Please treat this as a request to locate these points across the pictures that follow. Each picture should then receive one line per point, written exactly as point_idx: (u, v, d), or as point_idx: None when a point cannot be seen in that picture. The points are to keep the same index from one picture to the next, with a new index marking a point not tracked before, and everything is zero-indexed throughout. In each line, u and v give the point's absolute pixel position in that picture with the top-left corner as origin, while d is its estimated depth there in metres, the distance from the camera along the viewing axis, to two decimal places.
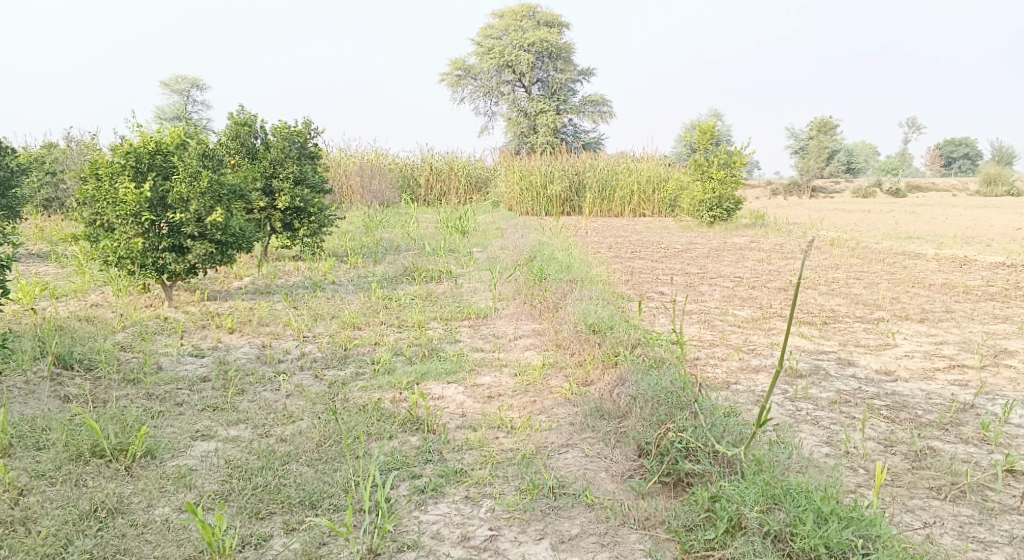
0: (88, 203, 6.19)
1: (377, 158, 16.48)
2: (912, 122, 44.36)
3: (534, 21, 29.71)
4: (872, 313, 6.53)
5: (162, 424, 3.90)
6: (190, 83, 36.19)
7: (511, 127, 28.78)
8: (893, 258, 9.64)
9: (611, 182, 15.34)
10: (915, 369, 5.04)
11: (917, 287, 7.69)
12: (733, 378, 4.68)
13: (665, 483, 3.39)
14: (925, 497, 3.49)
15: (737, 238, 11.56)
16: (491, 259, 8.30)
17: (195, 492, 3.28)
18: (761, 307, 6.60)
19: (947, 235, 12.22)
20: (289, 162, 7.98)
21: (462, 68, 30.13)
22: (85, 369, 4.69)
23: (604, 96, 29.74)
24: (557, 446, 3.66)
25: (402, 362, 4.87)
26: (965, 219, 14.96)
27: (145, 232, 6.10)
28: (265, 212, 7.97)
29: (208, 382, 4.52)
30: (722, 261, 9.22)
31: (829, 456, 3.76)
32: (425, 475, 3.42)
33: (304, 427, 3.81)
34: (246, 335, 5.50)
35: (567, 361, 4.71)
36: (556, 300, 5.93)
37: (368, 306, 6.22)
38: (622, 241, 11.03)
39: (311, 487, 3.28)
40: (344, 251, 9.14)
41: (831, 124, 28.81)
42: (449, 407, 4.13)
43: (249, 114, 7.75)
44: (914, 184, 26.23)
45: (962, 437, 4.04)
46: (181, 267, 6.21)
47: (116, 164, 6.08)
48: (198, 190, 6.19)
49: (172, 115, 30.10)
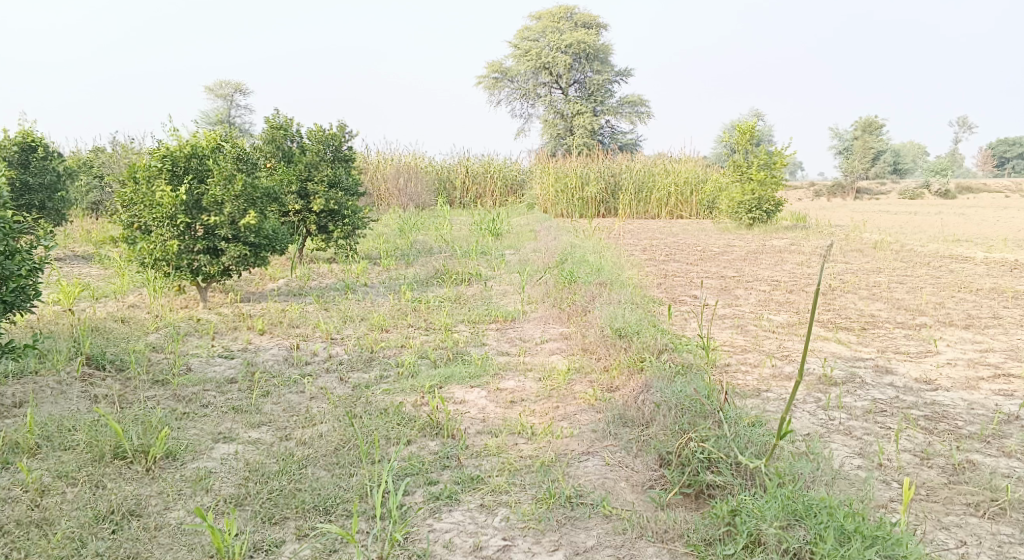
0: (126, 206, 6.28)
1: (414, 161, 16.55)
2: (963, 122, 42.99)
3: (572, 22, 29.58)
4: (914, 319, 6.34)
5: (186, 425, 3.93)
6: (233, 88, 36.80)
7: (549, 129, 28.68)
8: (939, 261, 9.37)
9: (648, 184, 15.19)
10: (957, 378, 4.85)
11: (962, 292, 7.44)
12: (764, 385, 4.57)
13: (687, 494, 3.31)
14: (962, 514, 3.36)
15: (776, 241, 11.36)
16: (523, 262, 8.26)
17: (211, 496, 3.29)
18: (797, 312, 6.45)
19: (996, 238, 11.85)
20: (324, 165, 8.02)
21: (499, 71, 30.14)
22: (116, 369, 4.75)
23: (643, 97, 29.49)
24: (578, 454, 3.60)
25: (427, 366, 4.84)
26: (1016, 221, 14.46)
27: (180, 234, 6.18)
28: (300, 215, 8.02)
29: (235, 384, 4.55)
30: (759, 264, 9.05)
31: (861, 468, 3.64)
32: (442, 482, 3.38)
33: (324, 431, 3.80)
34: (275, 337, 5.53)
35: (594, 366, 4.63)
36: (585, 303, 5.85)
37: (397, 308, 6.22)
38: (656, 243, 10.91)
39: (326, 492, 3.27)
40: (378, 253, 9.18)
41: (877, 124, 28.12)
42: (471, 412, 4.09)
43: (284, 118, 7.83)
44: (964, 185, 25.51)
45: (1004, 450, 3.88)
46: (215, 269, 6.27)
47: (154, 168, 6.16)
48: (232, 193, 6.24)
49: (213, 120, 30.65)
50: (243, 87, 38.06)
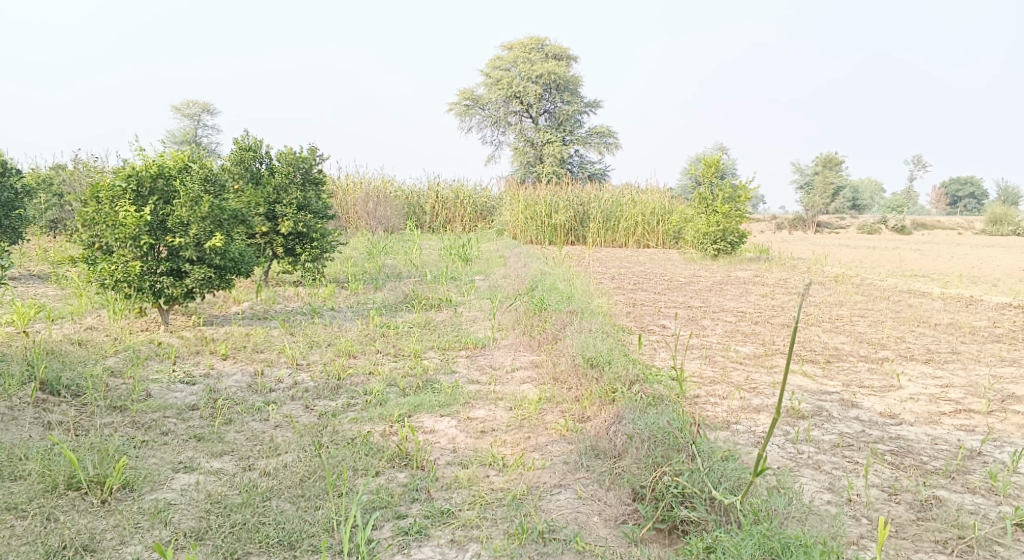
0: (86, 225, 6.12)
1: (383, 185, 16.47)
2: (917, 160, 44.17)
3: (543, 53, 29.86)
4: (876, 352, 6.41)
5: (144, 454, 3.81)
6: (200, 107, 36.51)
7: (519, 157, 28.81)
8: (899, 296, 9.54)
9: (616, 213, 15.31)
10: (920, 413, 4.90)
11: (922, 326, 7.57)
12: (733, 417, 4.57)
13: (660, 529, 3.27)
14: (930, 552, 3.37)
15: (740, 272, 11.48)
16: (493, 288, 8.22)
17: (170, 529, 3.18)
18: (763, 343, 6.49)
19: (953, 274, 12.12)
20: (293, 188, 7.94)
21: (470, 98, 30.28)
22: (72, 395, 4.59)
23: (611, 128, 29.83)
24: (549, 487, 3.54)
25: (395, 394, 4.75)
26: (970, 258, 14.81)
27: (143, 255, 6.03)
28: (267, 237, 7.89)
29: (197, 411, 4.42)
30: (725, 295, 9.12)
31: (830, 504, 3.64)
32: (411, 515, 3.32)
33: (289, 461, 3.70)
34: (239, 362, 5.41)
35: (565, 396, 4.59)
36: (555, 331, 5.82)
37: (365, 333, 6.14)
38: (624, 272, 10.95)
39: (291, 526, 3.18)
40: (345, 277, 9.08)
41: (837, 161, 28.84)
42: (441, 442, 4.02)
43: (254, 139, 7.74)
44: (919, 222, 26.14)
45: (968, 486, 3.91)
46: (178, 291, 6.13)
47: (118, 188, 6.03)
48: (198, 215, 6.12)
49: (179, 139, 30.34)
50: (210, 106, 37.69)
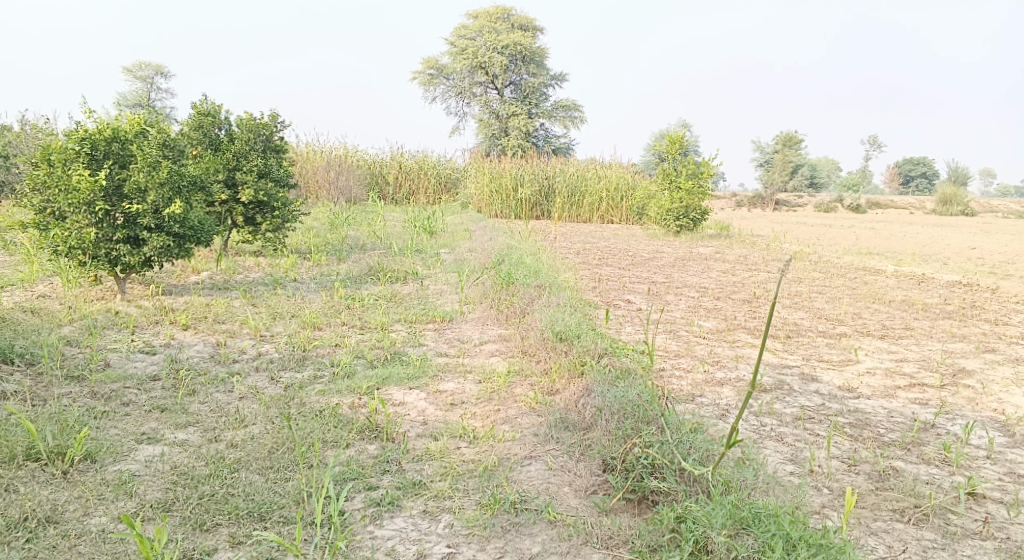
0: (37, 190, 5.91)
1: (345, 154, 16.24)
2: (873, 140, 44.87)
3: (508, 23, 29.60)
4: (834, 328, 6.54)
5: (105, 425, 3.73)
6: (153, 70, 35.51)
7: (483, 129, 28.63)
8: (855, 273, 9.73)
9: (581, 188, 15.32)
10: (877, 387, 5.02)
11: (877, 303, 7.74)
12: (698, 390, 4.64)
13: (630, 499, 3.32)
14: (889, 520, 3.47)
15: (702, 248, 11.59)
16: (458, 261, 8.19)
17: (135, 501, 3.13)
18: (726, 318, 6.58)
19: (906, 252, 12.39)
20: (253, 155, 7.77)
21: (434, 67, 29.94)
22: (27, 364, 4.46)
23: (575, 101, 29.77)
24: (520, 458, 3.56)
25: (362, 366, 4.72)
26: (921, 237, 15.16)
27: (98, 222, 5.86)
28: (226, 205, 7.72)
29: (158, 381, 4.34)
30: (688, 271, 9.22)
31: (793, 474, 3.72)
32: (382, 487, 3.31)
33: (255, 433, 3.66)
34: (200, 332, 5.31)
35: (533, 369, 4.60)
36: (523, 305, 5.82)
37: (330, 305, 6.07)
38: (589, 247, 11.00)
39: (261, 498, 3.15)
40: (307, 247, 8.96)
41: (796, 139, 29.22)
42: (410, 414, 4.01)
43: (212, 104, 7.54)
44: (873, 201, 26.65)
45: (923, 457, 4.02)
46: (136, 259, 5.97)
47: (70, 150, 5.83)
48: (156, 181, 5.96)
49: (133, 101, 29.50)
50: (164, 69, 36.69)
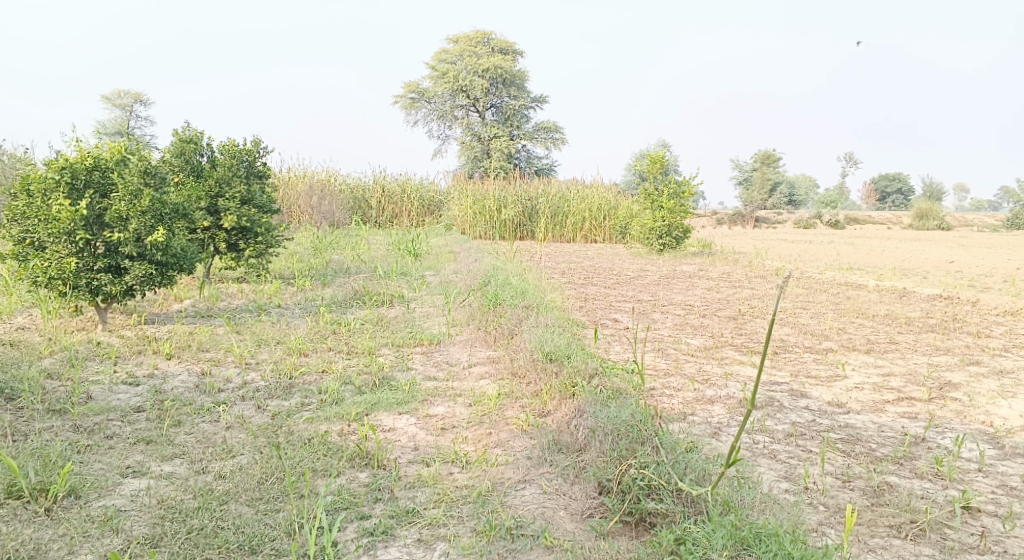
0: (17, 220, 5.83)
1: (327, 179, 16.20)
2: (849, 157, 45.40)
3: (488, 47, 29.79)
4: (821, 343, 6.56)
5: (88, 459, 3.65)
6: (132, 98, 35.39)
7: (465, 151, 28.68)
8: (837, 288, 9.79)
9: (564, 208, 15.36)
10: (866, 401, 5.02)
11: (861, 317, 7.77)
12: (689, 408, 4.61)
13: (627, 522, 3.27)
14: (886, 536, 3.46)
15: (685, 266, 11.62)
16: (444, 283, 8.15)
17: (122, 537, 3.06)
18: (712, 336, 6.57)
19: (886, 267, 12.49)
20: (236, 181, 7.72)
21: (415, 91, 30.00)
22: (6, 399, 4.37)
23: (556, 123, 29.97)
24: (514, 482, 3.52)
25: (351, 392, 4.65)
26: (899, 251, 15.31)
27: (79, 251, 5.77)
28: (209, 232, 7.64)
29: (142, 413, 4.25)
30: (673, 289, 9.22)
31: (789, 492, 3.69)
32: (375, 515, 3.26)
33: (243, 463, 3.59)
34: (184, 361, 5.23)
35: (523, 392, 4.54)
36: (511, 327, 5.79)
37: (316, 330, 6.00)
38: (574, 267, 10.99)
39: (251, 530, 3.09)
40: (291, 272, 8.89)
41: (774, 157, 29.53)
42: (401, 440, 3.95)
43: (194, 130, 7.49)
44: (851, 217, 26.92)
45: (917, 472, 4.01)
46: (117, 289, 5.86)
47: (50, 180, 5.74)
48: (138, 209, 5.89)
49: (112, 128, 29.34)
50: (143, 97, 36.56)
